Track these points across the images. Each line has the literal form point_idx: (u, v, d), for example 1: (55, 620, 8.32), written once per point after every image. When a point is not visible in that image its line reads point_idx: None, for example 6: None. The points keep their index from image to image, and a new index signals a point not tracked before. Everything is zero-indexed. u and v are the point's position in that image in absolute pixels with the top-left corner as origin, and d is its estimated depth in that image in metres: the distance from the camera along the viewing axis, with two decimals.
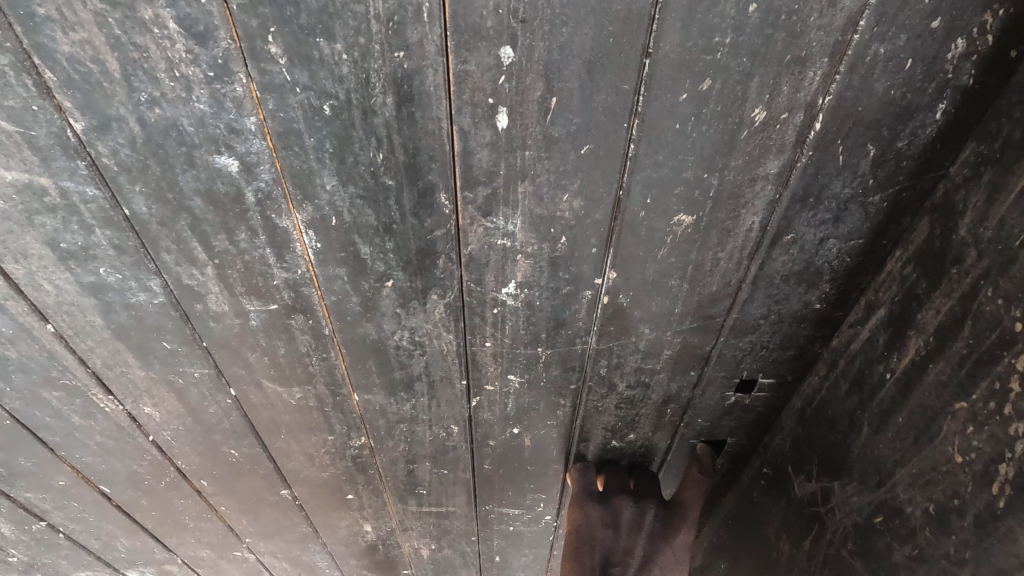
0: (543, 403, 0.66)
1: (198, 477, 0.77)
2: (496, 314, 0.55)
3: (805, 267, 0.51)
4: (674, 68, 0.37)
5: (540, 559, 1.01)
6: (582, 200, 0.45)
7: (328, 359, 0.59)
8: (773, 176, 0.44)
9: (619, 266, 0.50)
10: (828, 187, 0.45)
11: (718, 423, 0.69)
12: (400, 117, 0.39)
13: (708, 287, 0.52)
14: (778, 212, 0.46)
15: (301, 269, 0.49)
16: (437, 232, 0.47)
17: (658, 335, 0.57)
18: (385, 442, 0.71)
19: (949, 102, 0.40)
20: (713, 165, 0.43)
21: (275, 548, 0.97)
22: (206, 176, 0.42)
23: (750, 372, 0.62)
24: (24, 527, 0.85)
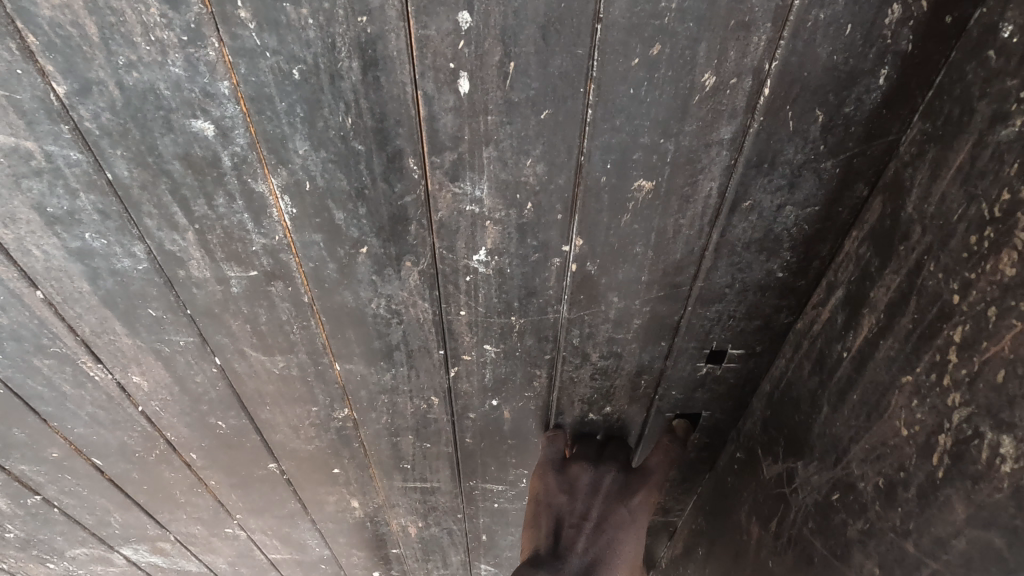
0: (519, 373, 0.68)
1: (188, 450, 0.80)
2: (469, 282, 0.57)
3: (765, 236, 0.53)
4: (625, 33, 0.39)
5: None
6: (545, 165, 0.47)
7: (308, 328, 0.61)
8: (727, 141, 0.45)
9: (584, 232, 0.52)
10: (781, 152, 0.46)
11: (692, 395, 0.71)
12: (366, 81, 0.41)
13: (673, 255, 0.54)
14: (734, 178, 0.48)
15: (279, 234, 0.51)
16: (407, 197, 0.49)
17: (627, 305, 0.59)
18: (368, 414, 0.73)
19: (890, 67, 0.41)
20: (668, 130, 0.44)
21: (266, 526, 1.00)
22: (184, 140, 0.44)
23: (720, 343, 0.64)
24: (20, 500, 0.87)
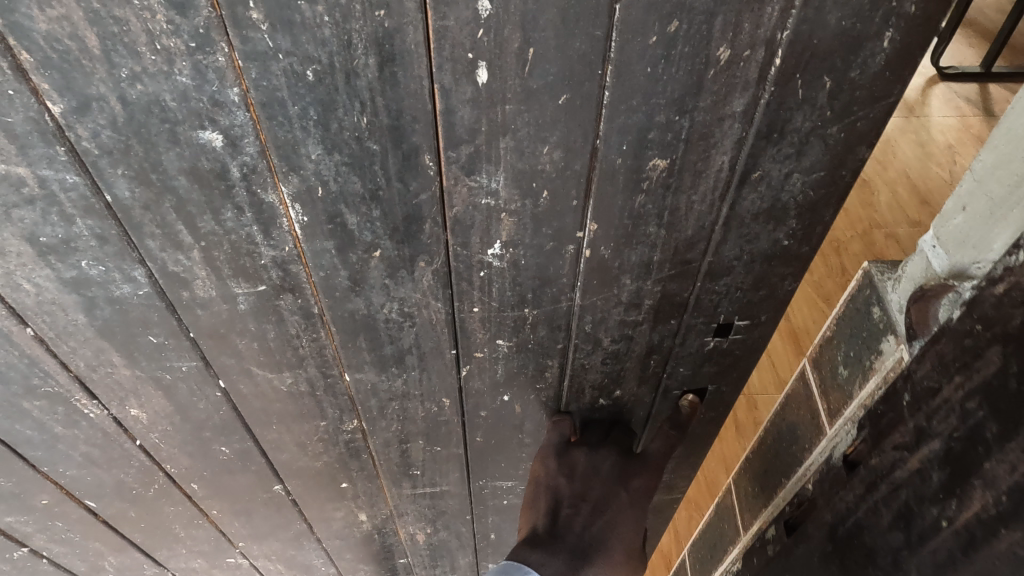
0: (531, 366, 0.67)
1: (188, 481, 0.76)
2: (483, 277, 0.56)
3: (773, 206, 0.53)
4: (644, 10, 0.39)
5: None
6: (561, 151, 0.46)
7: (317, 340, 0.59)
8: (739, 115, 0.46)
9: (598, 217, 0.52)
10: (790, 121, 0.47)
11: (699, 370, 0.71)
12: (383, 77, 0.40)
13: (684, 232, 0.54)
14: (745, 150, 0.49)
15: (289, 245, 0.50)
16: (423, 195, 0.48)
17: (638, 287, 0.59)
18: (377, 423, 0.72)
19: (895, 30, 0.42)
20: (683, 107, 0.45)
21: (269, 551, 0.97)
22: (191, 153, 0.42)
23: (727, 317, 0.64)
24: (5, 555, 0.82)
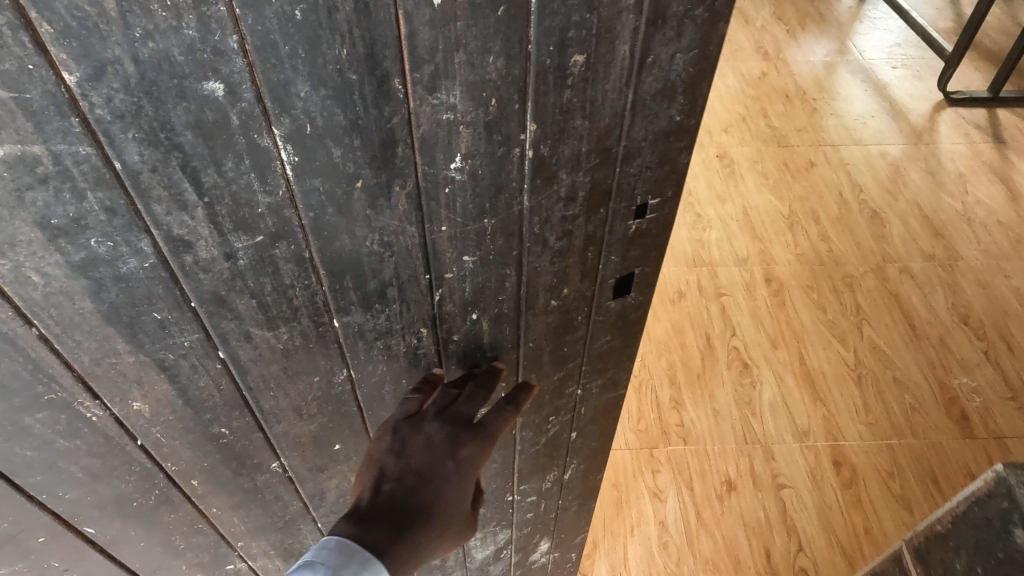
0: (494, 278, 0.72)
1: (187, 479, 0.80)
2: (448, 194, 0.62)
3: (667, 86, 0.60)
4: None
5: (502, 479, 1.01)
6: (504, 60, 0.53)
7: (310, 286, 0.65)
8: (631, 5, 0.53)
9: (537, 117, 0.58)
10: (668, 6, 0.54)
11: (628, 258, 0.76)
12: (358, 10, 0.47)
13: (601, 121, 0.60)
14: (640, 38, 0.55)
15: (282, 189, 0.56)
16: (395, 118, 0.54)
17: (574, 181, 0.65)
18: (365, 368, 0.77)
19: None
20: (592, 5, 0.51)
21: (267, 546, 0.99)
22: (196, 106, 0.48)
23: (643, 198, 0.70)
24: None
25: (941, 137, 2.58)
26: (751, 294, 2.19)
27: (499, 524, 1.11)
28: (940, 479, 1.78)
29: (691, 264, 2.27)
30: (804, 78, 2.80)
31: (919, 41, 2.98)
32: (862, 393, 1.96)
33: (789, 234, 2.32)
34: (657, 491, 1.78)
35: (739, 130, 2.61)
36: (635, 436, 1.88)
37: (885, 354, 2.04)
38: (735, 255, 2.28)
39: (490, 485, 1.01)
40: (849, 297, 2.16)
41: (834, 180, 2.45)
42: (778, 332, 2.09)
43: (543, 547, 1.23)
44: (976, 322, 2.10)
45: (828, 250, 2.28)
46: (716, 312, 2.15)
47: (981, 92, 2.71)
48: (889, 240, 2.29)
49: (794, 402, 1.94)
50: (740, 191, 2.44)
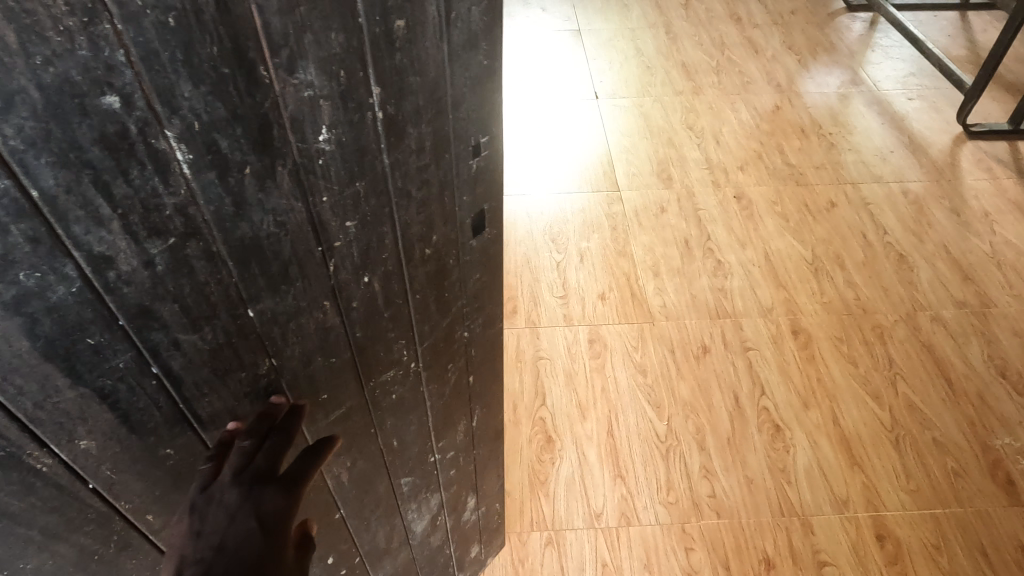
0: (376, 240, 0.73)
1: (142, 515, 0.70)
2: (322, 166, 0.62)
3: (471, 37, 0.68)
4: None
5: (424, 439, 1.04)
6: (343, 34, 0.55)
7: (224, 280, 0.61)
8: None
9: (379, 81, 0.61)
10: None
11: (477, 195, 0.84)
12: (219, 10, 0.47)
13: (431, 77, 0.66)
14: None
15: (185, 187, 0.52)
16: (266, 103, 0.54)
17: (420, 134, 0.69)
18: (284, 353, 0.72)
19: None
20: None
21: None
22: (99, 122, 0.45)
23: (476, 138, 0.78)
24: None
25: (963, 172, 2.51)
26: (778, 347, 2.05)
27: (429, 489, 1.14)
28: (990, 554, 1.64)
29: (715, 315, 2.12)
30: (818, 111, 2.78)
31: (934, 71, 2.94)
32: (900, 457, 1.82)
33: (814, 282, 2.21)
34: (691, 571, 1.62)
35: (756, 167, 2.56)
36: (665, 510, 1.71)
37: (922, 413, 1.90)
38: (759, 304, 2.15)
39: (413, 451, 1.03)
40: (881, 350, 2.03)
41: (856, 221, 2.37)
42: (809, 390, 1.95)
43: (471, 503, 1.31)
44: (1015, 374, 1.97)
45: (856, 298, 2.17)
46: (742, 367, 2.00)
47: (1001, 125, 2.65)
48: (919, 286, 2.18)
49: (830, 468, 1.80)
50: (760, 234, 2.35)
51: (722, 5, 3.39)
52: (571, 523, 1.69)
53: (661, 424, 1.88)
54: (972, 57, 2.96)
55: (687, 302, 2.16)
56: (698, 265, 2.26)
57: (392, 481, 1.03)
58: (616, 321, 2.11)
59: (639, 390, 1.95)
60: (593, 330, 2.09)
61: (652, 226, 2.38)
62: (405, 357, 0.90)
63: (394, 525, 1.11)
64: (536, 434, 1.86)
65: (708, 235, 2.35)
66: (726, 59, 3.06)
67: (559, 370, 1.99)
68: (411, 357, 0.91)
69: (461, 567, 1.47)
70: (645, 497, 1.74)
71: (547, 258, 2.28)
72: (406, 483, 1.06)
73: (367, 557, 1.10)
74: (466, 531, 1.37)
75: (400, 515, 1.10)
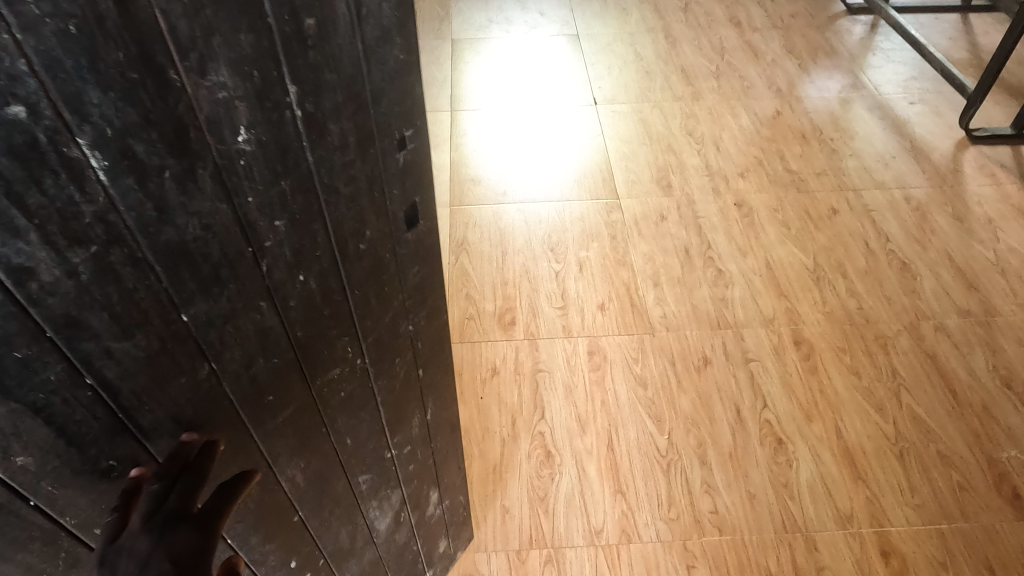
0: (308, 237, 0.70)
1: (91, 529, 0.66)
2: (244, 165, 0.59)
3: (384, 32, 0.67)
4: None
5: (378, 436, 1.02)
6: (252, 35, 0.53)
7: (152, 285, 0.57)
8: None
9: (294, 78, 0.59)
10: None
11: (406, 188, 0.82)
12: (122, 16, 0.44)
13: (346, 72, 0.65)
14: None
15: (103, 194, 0.49)
16: (181, 106, 0.51)
17: (341, 130, 0.68)
18: (224, 356, 0.68)
19: None
20: None
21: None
22: (3, 133, 0.42)
23: (400, 131, 0.77)
24: None
25: (966, 178, 2.49)
26: (780, 358, 2.01)
27: (389, 486, 1.12)
28: (997, 570, 1.60)
29: (716, 326, 2.09)
30: (818, 117, 2.77)
31: (936, 75, 2.93)
32: (905, 470, 1.78)
33: (816, 290, 2.18)
34: None
35: (757, 173, 2.55)
36: (666, 527, 1.67)
37: (927, 425, 1.86)
38: (760, 314, 2.12)
39: (367, 448, 1.01)
40: (885, 360, 2.00)
41: (858, 229, 2.35)
42: (811, 402, 1.91)
43: (433, 497, 1.30)
44: (1021, 385, 1.94)
45: (859, 307, 2.13)
46: (744, 380, 1.96)
47: (1004, 130, 2.63)
48: (922, 295, 2.15)
49: (834, 482, 1.76)
50: (761, 242, 2.32)
51: (721, 10, 3.42)
52: (571, 541, 1.65)
53: (662, 438, 1.84)
54: (974, 60, 2.95)
55: (688, 312, 2.13)
56: (698, 274, 2.24)
57: (350, 479, 1.00)
58: (616, 333, 2.08)
59: (640, 403, 1.91)
60: (592, 341, 2.05)
61: (652, 235, 2.35)
62: (350, 354, 0.87)
63: (356, 524, 1.08)
64: (535, 449, 1.82)
65: (708, 244, 2.33)
66: (726, 64, 3.06)
67: (558, 383, 1.95)
68: (357, 354, 0.88)
69: (431, 563, 1.46)
70: (646, 513, 1.70)
71: (545, 268, 2.26)
72: (364, 481, 1.04)
73: (331, 558, 1.06)
74: (432, 527, 1.37)
75: (361, 514, 1.08)
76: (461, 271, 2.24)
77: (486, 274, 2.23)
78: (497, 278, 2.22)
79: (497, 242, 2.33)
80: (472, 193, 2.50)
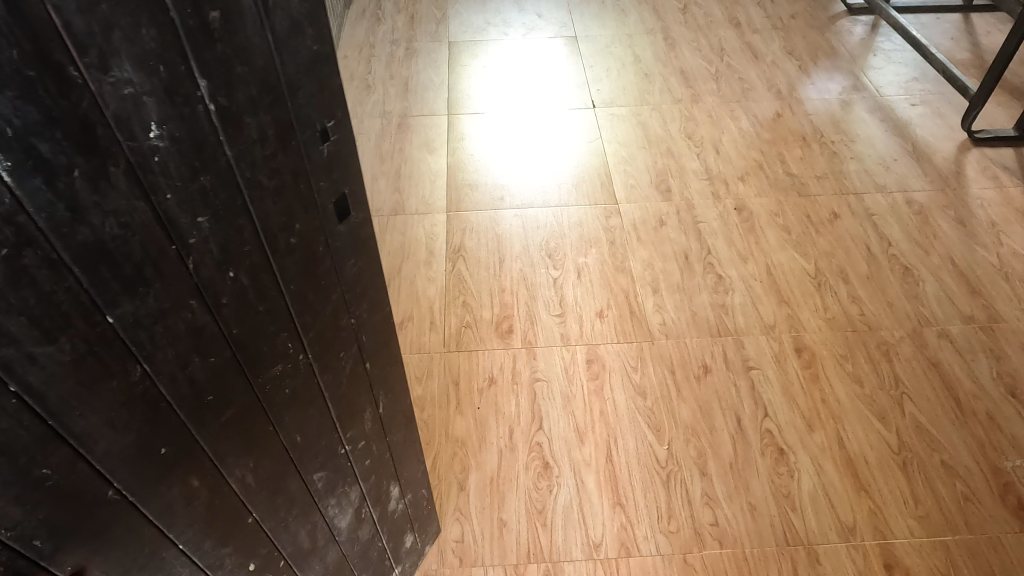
0: (236, 232, 0.68)
1: (27, 542, 0.59)
2: (160, 162, 0.56)
3: (295, 23, 0.64)
4: None
5: (328, 432, 0.99)
6: (156, 29, 0.51)
7: (73, 287, 0.54)
8: None
9: (204, 72, 0.57)
10: None
11: (334, 180, 0.79)
12: (11, 11, 0.42)
13: (256, 64, 0.62)
14: None
15: (9, 196, 0.47)
16: (85, 102, 0.49)
17: (260, 123, 0.65)
18: (156, 357, 0.65)
19: None
20: None
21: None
22: None
23: (322, 122, 0.74)
24: None
25: (969, 181, 2.47)
26: (781, 366, 1.98)
27: (346, 483, 1.09)
28: None
29: (716, 333, 2.06)
30: (820, 119, 2.75)
31: (938, 76, 2.91)
32: (909, 481, 1.74)
33: (817, 296, 2.15)
34: None
35: (757, 177, 2.53)
36: (666, 540, 1.64)
37: (931, 434, 1.82)
38: (761, 322, 2.09)
39: (319, 445, 0.98)
40: (887, 367, 1.96)
41: (859, 233, 2.32)
42: (813, 411, 1.88)
43: (394, 493, 1.29)
44: None
45: (861, 313, 2.10)
46: (744, 389, 1.92)
47: (1007, 132, 2.61)
48: (925, 300, 2.12)
49: (836, 493, 1.72)
50: (762, 248, 2.30)
51: (721, 10, 3.42)
52: (569, 555, 1.62)
53: (661, 449, 1.80)
54: (977, 61, 2.93)
55: (688, 319, 2.10)
56: (698, 280, 2.21)
57: (304, 478, 0.97)
58: (615, 341, 2.05)
59: (639, 414, 1.87)
60: (591, 350, 2.02)
61: (651, 241, 2.33)
62: (291, 350, 0.84)
63: (315, 522, 1.05)
64: (533, 461, 1.78)
65: (708, 250, 2.30)
66: (726, 65, 3.05)
67: (557, 393, 1.92)
68: (298, 350, 0.85)
69: (397, 559, 1.45)
70: (645, 526, 1.66)
71: (544, 274, 2.23)
72: (319, 479, 1.01)
73: (292, 559, 1.03)
74: (397, 523, 1.36)
75: (319, 512, 1.05)
76: (458, 279, 2.21)
77: (483, 282, 2.21)
78: (494, 285, 2.20)
79: (495, 248, 2.31)
80: (470, 199, 2.48)
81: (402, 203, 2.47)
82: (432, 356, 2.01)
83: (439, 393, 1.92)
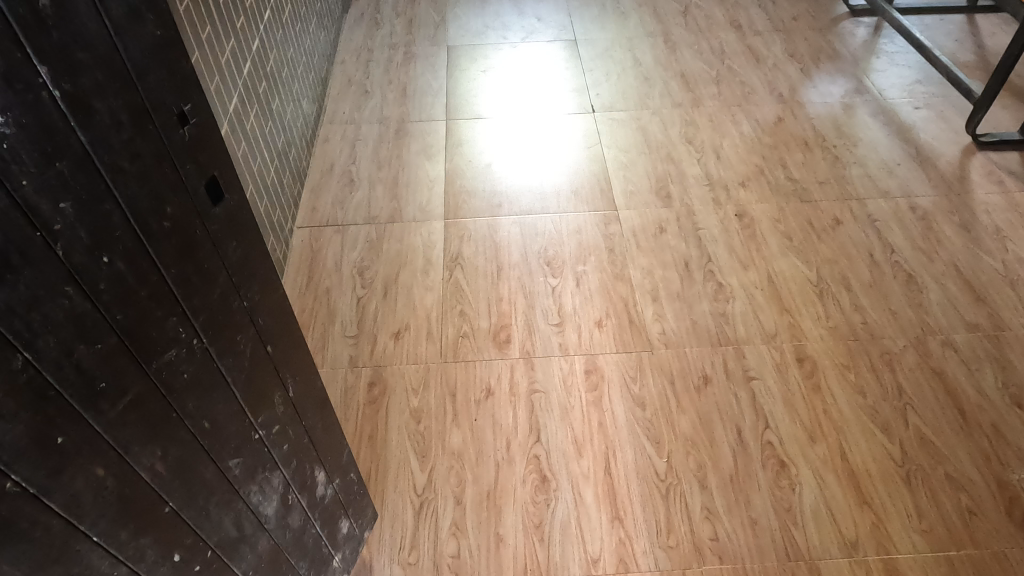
0: (101, 216, 0.68)
1: None
2: (11, 149, 0.57)
3: (133, 10, 0.69)
4: None
5: (238, 416, 0.98)
6: None
7: None
8: None
9: (43, 59, 0.59)
10: None
11: (199, 163, 0.83)
12: None
13: (101, 51, 0.65)
14: None
15: None
16: None
17: (111, 108, 0.67)
18: (38, 344, 0.62)
19: None
20: None
21: None
22: None
23: (177, 106, 0.78)
24: None
25: (974, 185, 2.45)
26: (783, 376, 1.94)
27: (267, 469, 1.08)
28: None
29: (716, 342, 2.02)
30: (822, 124, 2.73)
31: (941, 77, 2.91)
32: (913, 495, 1.69)
33: (819, 303, 2.12)
34: None
35: (758, 182, 2.51)
36: (665, 555, 1.59)
37: (935, 445, 1.79)
38: (762, 330, 2.05)
39: (230, 431, 0.96)
40: (891, 377, 1.93)
41: (863, 240, 2.30)
42: (815, 423, 1.84)
43: (320, 478, 1.28)
44: None
45: (864, 321, 2.07)
46: (745, 399, 1.88)
47: (1011, 135, 2.60)
48: (928, 308, 2.09)
49: (839, 507, 1.67)
50: (763, 255, 2.27)
51: (722, 13, 3.42)
52: (567, 569, 1.57)
53: (661, 462, 1.76)
54: (981, 63, 2.92)
55: (688, 328, 2.06)
56: (698, 289, 2.17)
57: (221, 465, 0.95)
58: (615, 350, 2.01)
59: (639, 425, 1.83)
60: (590, 360, 1.98)
61: (651, 248, 2.30)
62: (184, 335, 0.83)
63: (239, 509, 1.01)
64: (530, 474, 1.74)
65: (709, 256, 2.27)
66: (726, 69, 3.04)
67: (555, 404, 1.88)
68: (190, 334, 0.84)
69: (337, 546, 1.43)
70: (644, 541, 1.62)
71: (542, 282, 2.20)
72: (236, 466, 0.99)
73: (220, 550, 0.98)
74: (328, 509, 1.34)
75: (243, 499, 1.02)
76: (456, 288, 2.18)
77: (481, 290, 2.18)
78: (491, 293, 2.17)
79: (492, 256, 2.28)
80: (467, 206, 2.45)
81: (400, 210, 2.44)
82: (431, 366, 1.97)
83: (436, 403, 1.88)
